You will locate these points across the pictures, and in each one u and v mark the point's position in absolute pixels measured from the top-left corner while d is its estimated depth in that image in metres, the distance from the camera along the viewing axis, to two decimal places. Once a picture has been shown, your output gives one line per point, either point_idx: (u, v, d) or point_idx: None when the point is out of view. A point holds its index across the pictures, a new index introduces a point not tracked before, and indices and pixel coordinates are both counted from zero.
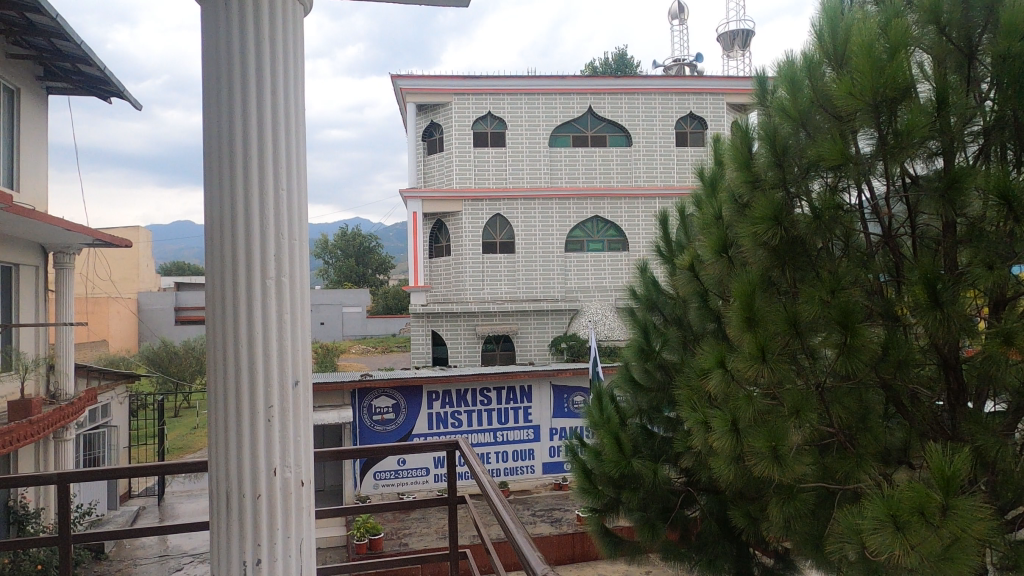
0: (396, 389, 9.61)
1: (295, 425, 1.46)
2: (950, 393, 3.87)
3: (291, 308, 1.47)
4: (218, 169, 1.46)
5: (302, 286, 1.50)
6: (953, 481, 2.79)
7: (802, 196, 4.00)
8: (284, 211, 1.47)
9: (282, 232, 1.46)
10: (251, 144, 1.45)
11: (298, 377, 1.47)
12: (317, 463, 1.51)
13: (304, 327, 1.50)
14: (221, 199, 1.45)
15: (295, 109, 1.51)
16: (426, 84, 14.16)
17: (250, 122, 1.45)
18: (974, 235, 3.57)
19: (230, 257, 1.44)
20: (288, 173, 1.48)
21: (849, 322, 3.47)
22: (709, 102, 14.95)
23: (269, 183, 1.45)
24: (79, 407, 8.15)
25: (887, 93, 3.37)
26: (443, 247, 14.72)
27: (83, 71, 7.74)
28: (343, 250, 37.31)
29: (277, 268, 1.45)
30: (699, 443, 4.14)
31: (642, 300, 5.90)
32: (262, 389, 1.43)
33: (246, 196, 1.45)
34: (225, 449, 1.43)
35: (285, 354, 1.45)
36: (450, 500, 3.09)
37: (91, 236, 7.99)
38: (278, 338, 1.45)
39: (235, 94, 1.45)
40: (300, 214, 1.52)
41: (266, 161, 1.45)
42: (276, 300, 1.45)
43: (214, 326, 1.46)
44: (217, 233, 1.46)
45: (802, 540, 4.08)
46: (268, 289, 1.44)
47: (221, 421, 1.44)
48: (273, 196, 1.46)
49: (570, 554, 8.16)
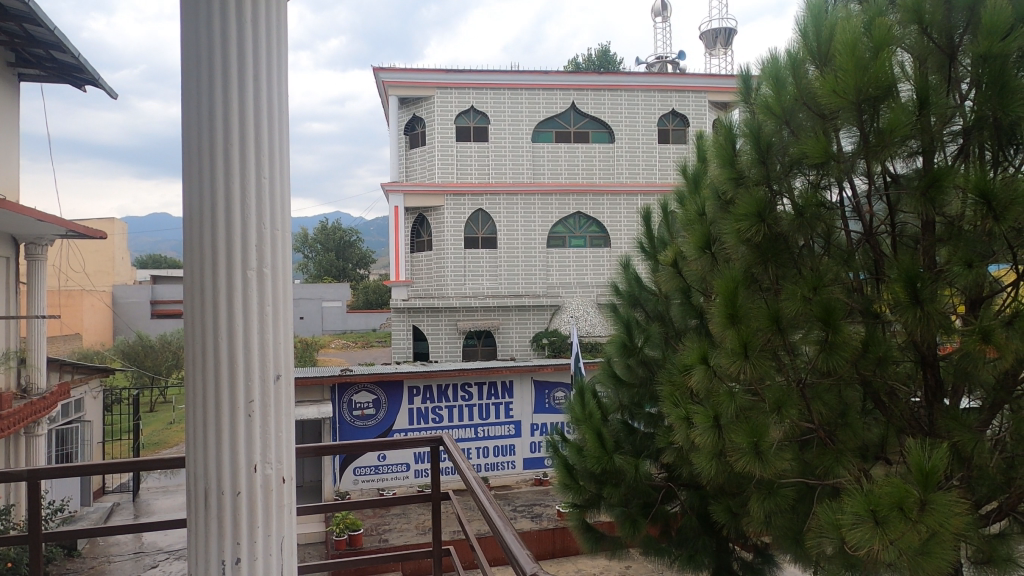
0: (377, 384, 9.55)
1: (277, 421, 1.42)
2: (928, 389, 3.91)
3: (272, 300, 1.43)
4: (198, 156, 1.41)
5: (285, 277, 1.46)
6: (932, 477, 2.83)
7: (784, 193, 4.02)
8: (266, 200, 1.43)
9: (264, 223, 1.42)
10: (231, 129, 1.40)
11: (280, 370, 1.44)
12: (298, 459, 1.48)
13: (286, 319, 1.46)
14: (199, 186, 1.41)
15: (278, 98, 1.46)
16: (409, 77, 14.04)
17: (232, 110, 1.40)
18: (954, 232, 3.61)
19: (209, 247, 1.39)
20: (271, 162, 1.44)
21: (830, 319, 3.51)
22: (692, 100, 15.00)
23: (251, 173, 1.41)
24: (51, 402, 8.00)
25: (869, 92, 3.39)
26: (425, 241, 14.66)
27: (56, 58, 7.54)
28: (323, 244, 37.01)
29: (258, 258, 1.41)
30: (681, 439, 4.15)
31: (625, 296, 5.91)
32: (243, 383, 1.39)
33: (226, 184, 1.40)
34: (203, 446, 1.39)
35: (266, 345, 1.41)
36: (434, 496, 3.06)
37: (64, 227, 7.81)
38: (261, 330, 1.41)
39: (215, 78, 1.40)
40: (283, 206, 1.47)
41: (248, 149, 1.41)
42: (257, 291, 1.41)
43: (192, 319, 1.41)
44: (196, 224, 1.41)
45: (782, 535, 4.11)
46: (250, 280, 1.40)
47: (199, 417, 1.39)
48: (255, 185, 1.42)
49: (551, 549, 8.21)
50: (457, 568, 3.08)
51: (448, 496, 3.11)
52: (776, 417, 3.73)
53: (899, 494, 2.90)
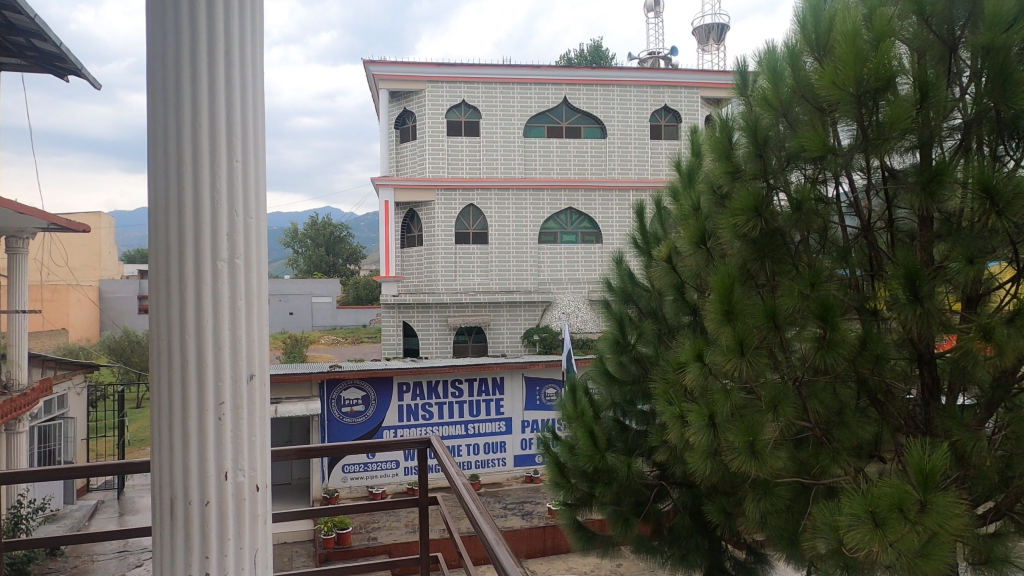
0: (366, 380, 9.44)
1: (252, 423, 1.32)
2: (924, 387, 3.87)
3: (246, 293, 1.32)
4: (163, 134, 1.27)
5: (260, 268, 1.34)
6: (932, 478, 2.76)
7: (780, 188, 3.95)
8: (238, 184, 1.30)
9: (236, 209, 1.30)
10: (200, 106, 1.26)
11: (254, 370, 1.33)
12: (274, 466, 1.38)
13: (261, 314, 1.35)
14: (165, 169, 1.28)
15: (254, 74, 1.33)
16: (400, 71, 13.90)
17: (200, 86, 1.26)
18: (954, 229, 3.55)
19: (176, 234, 1.27)
20: (247, 144, 1.31)
21: (827, 316, 3.46)
22: (684, 96, 14.95)
23: (222, 154, 1.28)
24: (32, 398, 7.85)
25: (870, 84, 3.31)
26: (416, 237, 14.54)
27: (38, 46, 7.31)
28: (313, 239, 36.74)
29: (231, 247, 1.29)
30: (674, 437, 4.09)
31: (618, 292, 5.84)
32: (213, 383, 1.28)
33: (194, 167, 1.27)
34: (170, 451, 1.29)
35: (239, 344, 1.30)
36: (422, 500, 2.97)
37: (45, 219, 7.64)
38: (233, 327, 1.30)
39: (181, 51, 1.26)
40: (258, 193, 1.35)
41: (219, 129, 1.27)
42: (229, 285, 1.29)
43: (157, 315, 1.30)
44: (161, 213, 1.28)
45: (776, 535, 4.05)
46: (221, 271, 1.28)
47: (165, 420, 1.29)
48: (227, 169, 1.29)
49: (541, 547, 8.16)
50: (443, 569, 2.98)
51: (436, 500, 3.02)
52: (772, 415, 3.66)
53: (899, 496, 2.83)
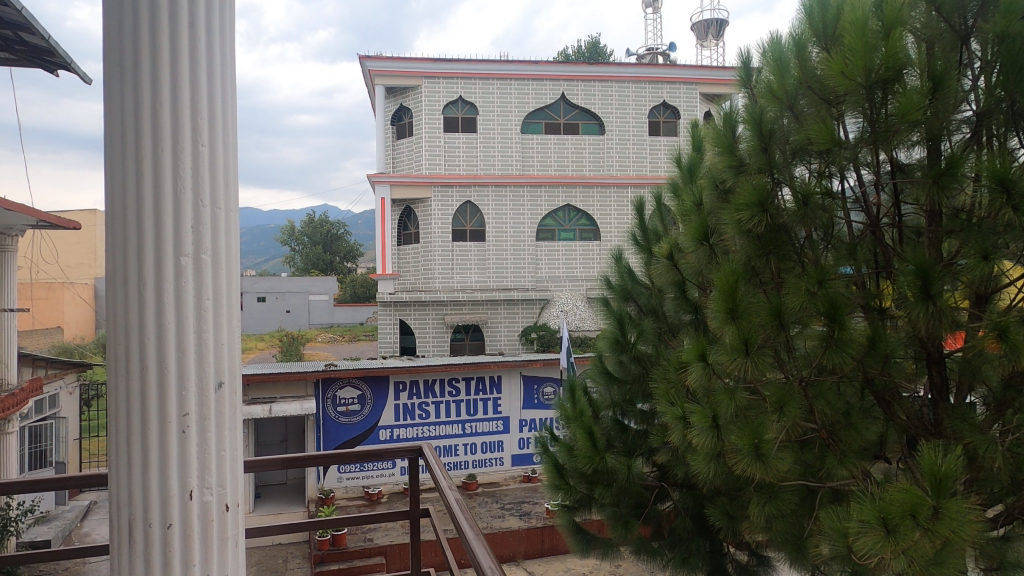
0: (362, 379, 9.32)
1: (221, 436, 1.22)
2: (933, 388, 3.77)
3: (214, 293, 1.22)
4: (119, 119, 1.19)
5: (229, 264, 1.25)
6: (945, 483, 2.67)
7: (786, 182, 3.83)
8: (204, 171, 1.21)
9: (202, 200, 1.21)
10: (160, 90, 1.18)
11: (223, 378, 1.23)
12: (245, 484, 1.27)
13: (230, 315, 1.25)
14: (123, 158, 1.19)
15: (221, 56, 1.25)
16: (396, 66, 13.78)
17: (161, 70, 1.18)
18: (968, 223, 3.45)
19: (135, 229, 1.18)
20: (216, 129, 1.23)
21: (835, 314, 3.34)
22: (683, 92, 14.83)
23: (186, 140, 1.20)
24: (20, 398, 7.70)
25: (880, 73, 3.20)
26: (412, 234, 14.45)
27: (26, 40, 7.14)
28: (309, 237, 36.59)
29: (196, 242, 1.20)
30: (676, 439, 3.97)
31: (617, 290, 5.73)
32: (176, 393, 1.18)
33: (154, 154, 1.18)
34: (128, 467, 1.18)
35: (206, 347, 1.20)
36: (414, 513, 2.86)
37: (33, 216, 7.48)
38: (197, 329, 1.20)
39: (139, 34, 1.18)
40: (227, 185, 1.26)
41: (183, 112, 1.19)
42: (194, 283, 1.20)
43: (112, 318, 1.20)
44: (119, 206, 1.19)
45: (781, 539, 3.95)
46: (184, 268, 1.19)
47: (122, 434, 1.19)
48: (192, 154, 1.20)
49: (540, 548, 8.06)
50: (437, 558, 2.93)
51: (428, 512, 2.91)
52: (777, 417, 3.55)
53: (912, 501, 2.74)
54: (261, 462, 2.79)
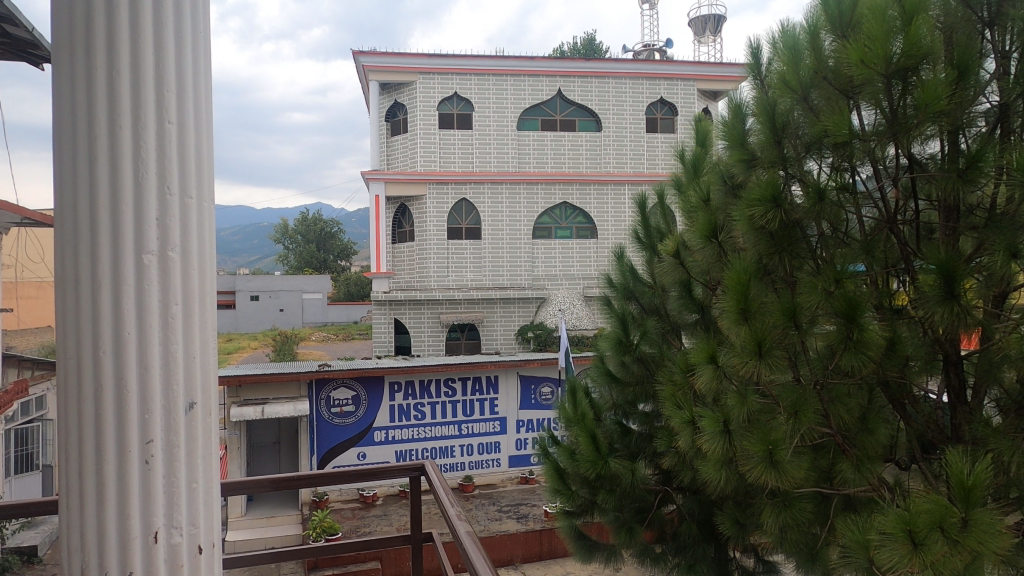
0: (356, 380, 9.14)
1: (193, 464, 1.15)
2: (951, 391, 3.62)
3: (183, 298, 1.14)
4: (68, 95, 1.09)
5: (201, 265, 1.17)
6: (975, 493, 2.52)
7: (798, 178, 3.69)
8: (171, 151, 1.13)
9: (167, 194, 1.13)
10: (117, 70, 1.09)
11: (195, 398, 1.15)
12: (218, 520, 1.20)
13: (203, 322, 1.17)
14: (74, 152, 1.10)
15: (189, 30, 1.16)
16: (390, 61, 13.58)
17: (118, 48, 1.09)
18: (989, 219, 3.33)
19: (87, 230, 1.09)
20: (186, 105, 1.15)
21: (853, 315, 3.19)
22: (680, 88, 14.70)
23: (150, 118, 1.11)
24: (6, 401, 7.49)
25: (901, 61, 3.03)
26: (407, 232, 14.24)
27: (9, 32, 6.88)
28: (303, 235, 36.38)
29: (161, 240, 1.12)
30: (684, 444, 3.81)
31: (618, 288, 5.56)
32: (138, 416, 1.10)
33: (110, 143, 1.09)
34: (80, 504, 1.10)
35: (176, 362, 1.13)
36: (415, 536, 2.70)
37: (16, 213, 7.23)
38: (164, 339, 1.12)
39: (92, 8, 1.09)
40: (198, 178, 1.18)
41: (147, 84, 1.10)
42: (159, 288, 1.12)
43: (64, 333, 1.11)
44: (69, 207, 1.10)
45: (793, 547, 3.83)
46: (148, 266, 1.11)
47: (74, 466, 1.10)
48: (157, 134, 1.12)
49: (538, 551, 7.90)
50: (443, 567, 2.80)
51: (430, 536, 2.75)
52: (792, 421, 3.39)
53: (939, 512, 2.59)
54: (251, 482, 2.65)
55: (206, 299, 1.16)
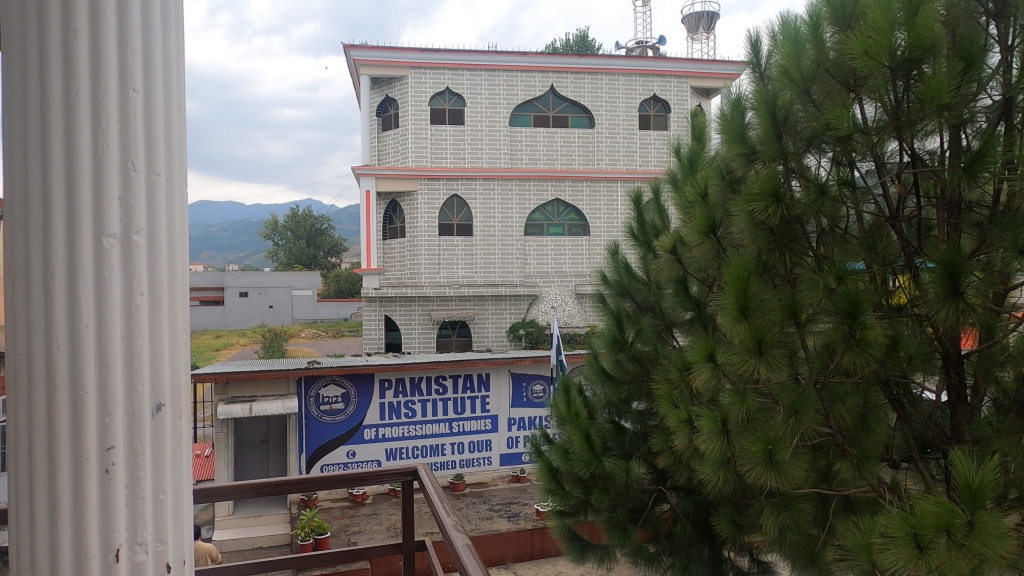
0: (346, 376, 9.02)
1: (160, 474, 1.07)
2: (952, 389, 3.55)
3: (147, 287, 1.06)
4: (22, 63, 1.02)
5: (170, 252, 1.10)
6: (981, 496, 2.45)
7: (798, 172, 3.64)
8: (136, 121, 1.06)
9: (129, 173, 1.05)
10: (75, 36, 1.01)
11: (163, 399, 1.08)
12: (188, 536, 1.12)
13: (171, 316, 1.10)
14: (26, 124, 1.02)
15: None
16: (381, 55, 13.44)
17: (78, 10, 1.01)
18: (994, 216, 3.27)
19: (39, 212, 1.01)
20: (154, 72, 1.07)
21: (855, 313, 3.11)
22: (673, 85, 14.63)
23: (113, 86, 1.03)
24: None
25: (905, 53, 2.94)
26: (398, 228, 14.13)
27: None
28: (293, 231, 36.22)
29: (124, 222, 1.05)
30: (682, 444, 3.74)
31: (613, 285, 5.47)
32: (97, 418, 1.03)
33: (67, 114, 1.01)
34: (31, 517, 1.02)
35: (140, 361, 1.05)
36: (406, 544, 2.61)
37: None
38: (128, 334, 1.05)
39: None
40: (166, 154, 1.10)
41: (109, 47, 1.03)
42: (121, 276, 1.04)
43: (15, 327, 1.03)
44: (21, 187, 1.02)
45: (791, 549, 3.77)
46: (108, 249, 1.03)
47: (25, 469, 1.03)
48: (120, 99, 1.04)
49: (530, 551, 7.83)
50: (435, 570, 2.72)
51: (423, 544, 2.65)
52: (793, 422, 3.31)
53: (945, 515, 2.52)
54: (225, 488, 2.57)
55: (171, 288, 1.09)
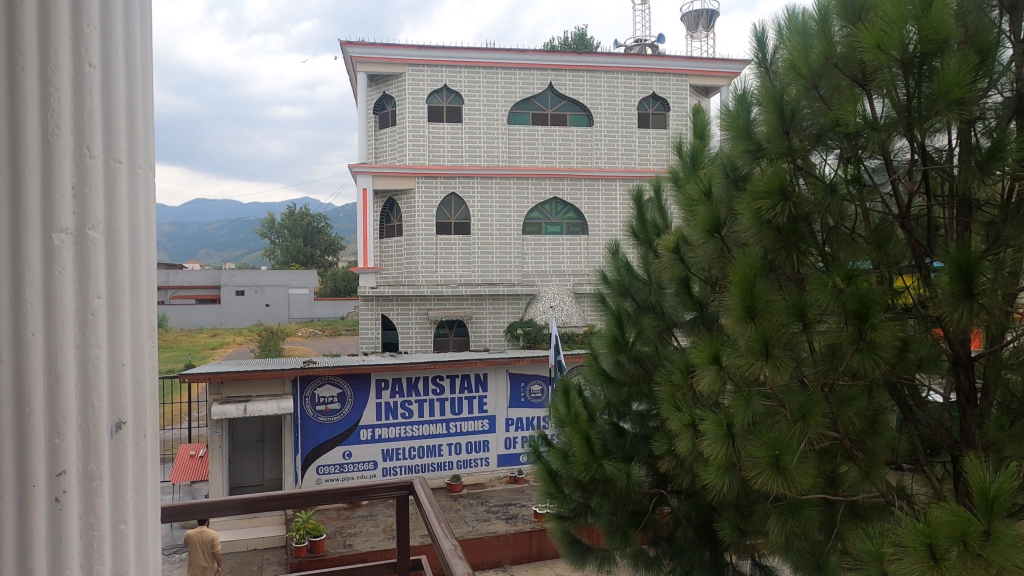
0: (341, 376, 8.91)
1: (120, 502, 1.01)
2: (961, 394, 3.43)
3: (105, 292, 0.99)
4: None
5: (129, 252, 1.03)
6: (997, 504, 2.36)
7: (805, 170, 3.56)
8: (92, 100, 0.97)
9: (84, 161, 0.96)
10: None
11: (123, 417, 1.02)
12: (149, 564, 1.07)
13: (129, 324, 1.03)
14: None
15: None
16: (378, 52, 13.32)
17: None
18: (1007, 215, 3.17)
19: None
20: (113, 46, 1.00)
21: (865, 314, 3.02)
22: (672, 83, 14.55)
23: (67, 62, 0.94)
24: None
25: (920, 46, 2.83)
26: (395, 227, 14.03)
27: None
28: (290, 229, 36.07)
29: (79, 216, 0.96)
30: (684, 449, 3.65)
31: (613, 285, 5.39)
32: (46, 438, 0.93)
33: (13, 87, 0.90)
34: None
35: (96, 373, 0.98)
36: (403, 562, 2.52)
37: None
38: (82, 342, 0.97)
39: None
40: (124, 136, 1.03)
41: (62, 16, 0.94)
42: (76, 279, 0.96)
43: None
44: None
45: (795, 557, 3.68)
46: (60, 245, 0.94)
47: None
48: (74, 73, 0.95)
49: (528, 554, 7.74)
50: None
51: (421, 562, 2.56)
52: (800, 426, 3.22)
53: (961, 525, 2.44)
54: (210, 505, 2.47)
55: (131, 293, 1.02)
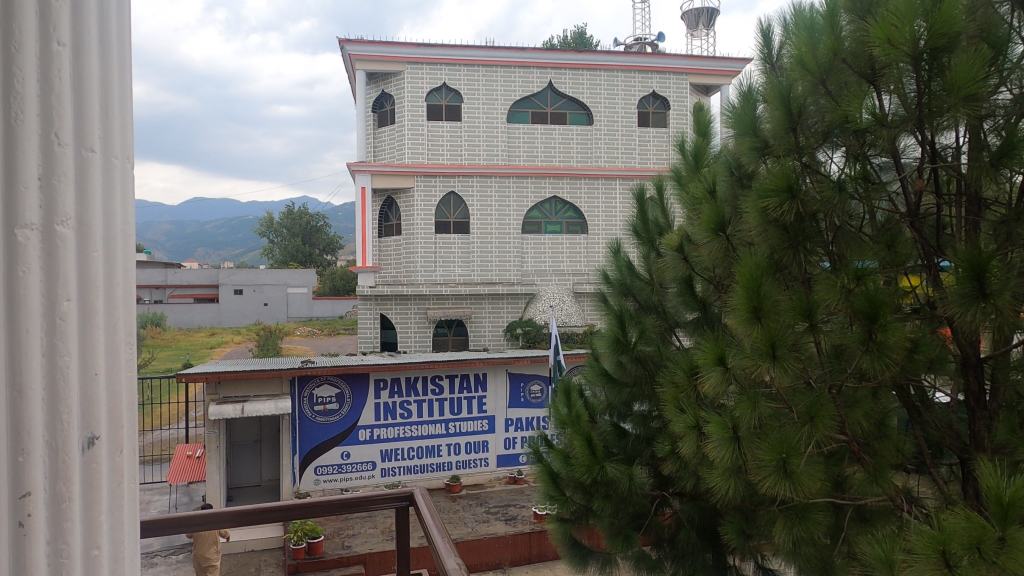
0: (340, 376, 8.85)
1: (93, 526, 0.95)
2: (970, 395, 3.37)
3: (74, 294, 0.94)
4: None
5: (101, 251, 0.97)
6: (1013, 510, 2.29)
7: (812, 168, 3.49)
8: (60, 82, 0.91)
9: (51, 149, 0.91)
10: None
11: (96, 430, 0.96)
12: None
13: (101, 332, 0.97)
14: None
15: None
16: (377, 51, 13.25)
17: None
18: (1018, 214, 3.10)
19: None
20: (86, 26, 0.94)
21: (875, 314, 2.95)
22: (673, 81, 14.49)
23: (34, 42, 0.89)
24: None
25: (931, 40, 2.76)
26: (394, 226, 13.97)
27: None
28: (288, 228, 35.93)
29: (46, 211, 0.91)
30: (688, 451, 3.59)
31: (615, 284, 5.33)
32: (9, 455, 0.87)
33: None
34: None
35: (66, 384, 0.92)
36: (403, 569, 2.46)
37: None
38: (49, 350, 0.91)
39: None
40: (96, 121, 0.97)
41: None
42: (43, 281, 0.90)
43: None
44: None
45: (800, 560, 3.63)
46: (25, 241, 0.88)
47: None
48: (42, 54, 0.90)
49: (527, 555, 7.67)
50: None
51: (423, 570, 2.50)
52: (808, 428, 3.14)
53: (975, 531, 2.37)
54: (206, 517, 2.41)
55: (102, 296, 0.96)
